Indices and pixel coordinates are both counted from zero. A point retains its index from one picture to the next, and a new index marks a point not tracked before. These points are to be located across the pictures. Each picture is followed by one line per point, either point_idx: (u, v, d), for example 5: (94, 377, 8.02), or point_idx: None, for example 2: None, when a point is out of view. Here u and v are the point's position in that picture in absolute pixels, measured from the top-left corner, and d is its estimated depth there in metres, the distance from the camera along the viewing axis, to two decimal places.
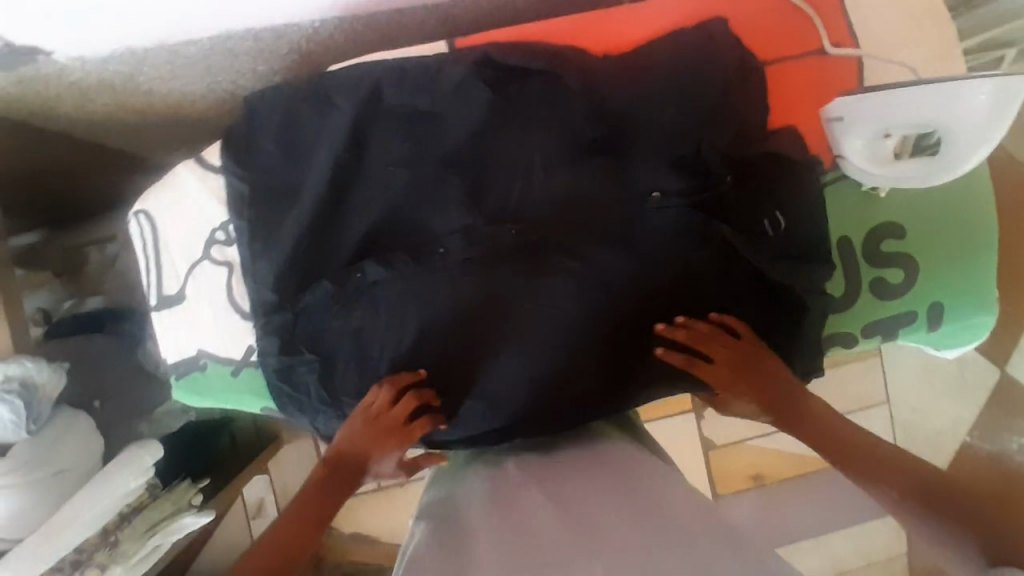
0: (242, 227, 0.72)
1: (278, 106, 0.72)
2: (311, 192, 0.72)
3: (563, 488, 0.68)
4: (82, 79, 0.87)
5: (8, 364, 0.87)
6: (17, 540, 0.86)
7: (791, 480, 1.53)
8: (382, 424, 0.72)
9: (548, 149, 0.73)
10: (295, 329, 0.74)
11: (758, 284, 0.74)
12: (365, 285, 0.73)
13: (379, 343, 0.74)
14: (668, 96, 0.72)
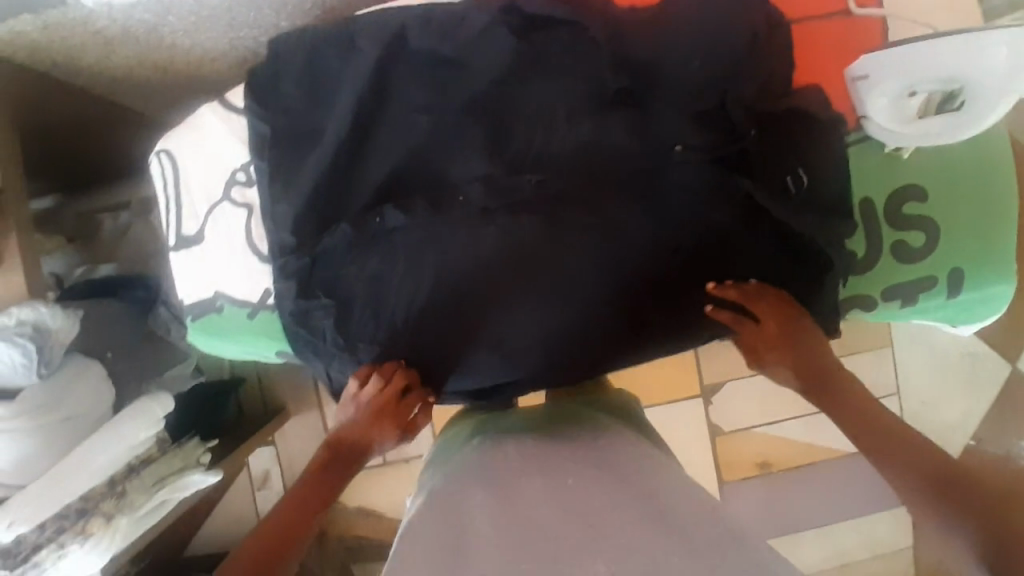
0: (263, 167, 0.73)
1: (302, 47, 0.73)
2: (332, 133, 0.72)
3: (562, 479, 0.66)
4: (107, 29, 0.89)
5: (22, 308, 0.87)
6: (22, 485, 0.86)
7: (798, 469, 1.52)
8: (373, 411, 0.74)
9: (571, 99, 0.73)
10: (315, 273, 0.74)
11: (778, 242, 0.74)
12: (387, 230, 0.74)
13: (397, 289, 0.74)
14: (693, 48, 0.72)
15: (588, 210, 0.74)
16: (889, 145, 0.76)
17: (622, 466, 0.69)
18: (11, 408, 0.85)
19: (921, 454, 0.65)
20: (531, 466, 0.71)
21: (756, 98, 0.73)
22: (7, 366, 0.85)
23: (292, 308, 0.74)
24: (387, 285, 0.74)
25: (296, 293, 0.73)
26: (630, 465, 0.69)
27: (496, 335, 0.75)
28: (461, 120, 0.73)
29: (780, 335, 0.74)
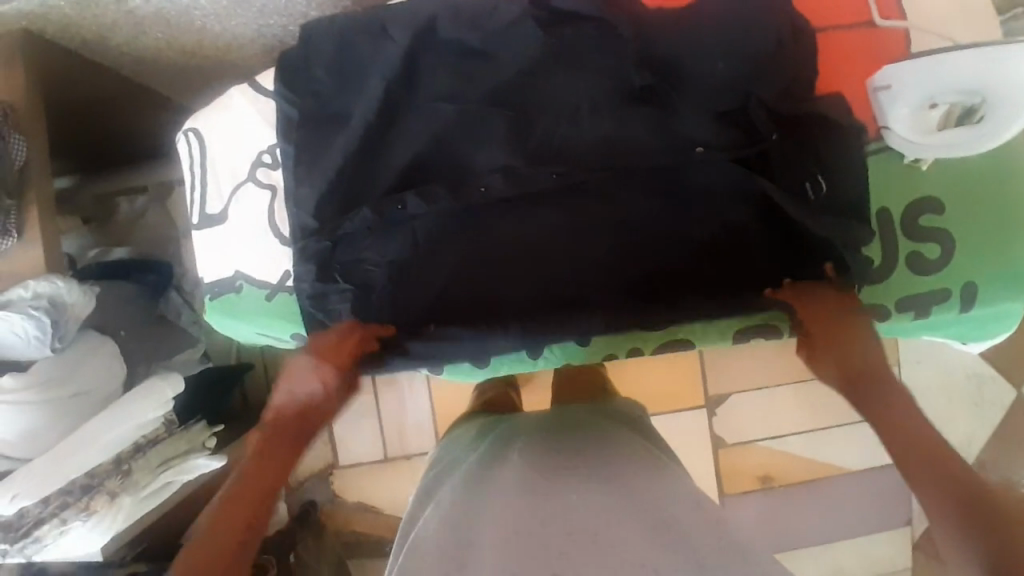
0: (288, 150, 0.74)
1: (333, 33, 0.74)
2: (359, 118, 0.73)
3: (563, 491, 0.64)
4: (140, 8, 0.90)
5: (39, 282, 0.87)
6: (28, 458, 0.87)
7: (800, 484, 1.52)
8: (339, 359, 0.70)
9: (598, 98, 0.75)
10: (337, 254, 0.75)
11: (784, 246, 0.77)
12: (411, 216, 0.76)
13: (420, 273, 0.78)
14: (718, 49, 0.73)
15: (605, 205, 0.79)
16: (909, 157, 0.75)
17: (626, 473, 0.69)
18: (19, 380, 0.86)
19: (952, 481, 0.57)
20: (540, 469, 0.70)
21: (780, 102, 0.73)
22: (22, 339, 0.86)
23: (308, 291, 0.74)
24: (409, 270, 0.78)
25: (314, 276, 0.73)
26: (641, 482, 0.67)
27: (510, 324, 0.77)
28: (489, 113, 0.75)
29: (836, 328, 0.69)
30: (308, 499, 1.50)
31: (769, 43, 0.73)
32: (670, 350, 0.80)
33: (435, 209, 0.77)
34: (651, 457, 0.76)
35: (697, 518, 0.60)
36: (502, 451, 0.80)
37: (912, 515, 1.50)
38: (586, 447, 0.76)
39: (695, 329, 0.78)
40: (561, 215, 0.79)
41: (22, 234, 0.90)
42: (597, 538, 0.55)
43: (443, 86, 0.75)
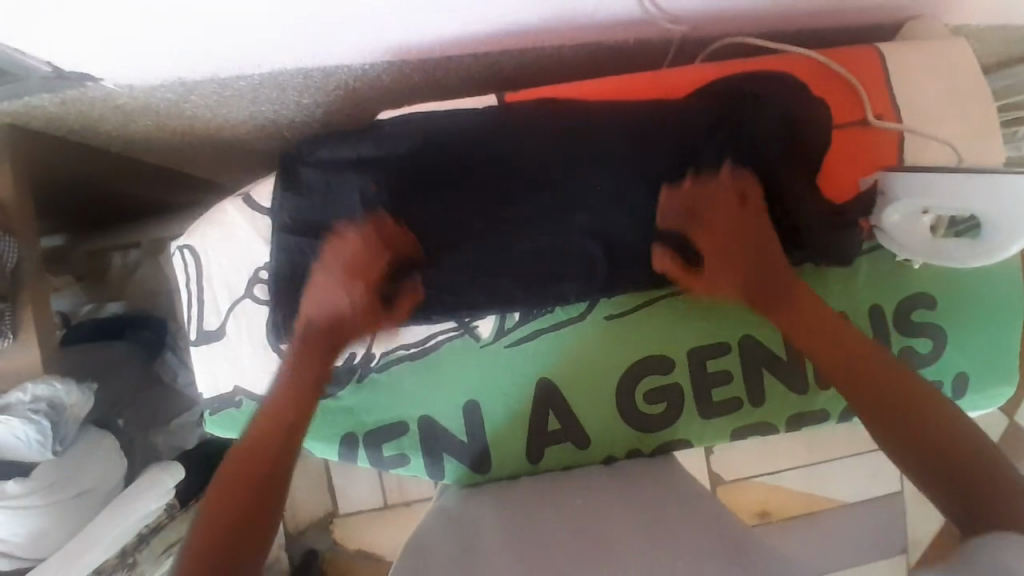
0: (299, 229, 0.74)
1: (324, 144, 0.75)
2: (383, 188, 0.73)
3: (568, 496, 0.73)
4: (129, 103, 0.88)
5: (36, 384, 0.86)
6: (40, 558, 0.87)
7: (799, 518, 1.52)
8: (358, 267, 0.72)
9: (623, 169, 0.74)
10: (304, 167, 0.75)
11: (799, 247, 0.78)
12: (417, 276, 0.75)
13: (401, 228, 0.74)
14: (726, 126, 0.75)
15: (615, 276, 0.76)
16: (899, 256, 0.79)
17: (640, 486, 0.73)
18: (24, 484, 0.85)
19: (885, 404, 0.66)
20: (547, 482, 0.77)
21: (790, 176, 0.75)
22: (22, 441, 0.84)
23: (285, 225, 0.74)
24: (373, 207, 0.73)
25: (296, 204, 0.74)
26: (652, 495, 0.71)
27: (508, 428, 0.79)
28: (507, 189, 0.74)
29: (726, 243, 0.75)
30: (309, 548, 1.49)
31: (761, 124, 0.74)
32: (667, 449, 0.81)
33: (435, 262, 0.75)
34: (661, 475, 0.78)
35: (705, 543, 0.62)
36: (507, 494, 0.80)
37: (909, 543, 1.52)
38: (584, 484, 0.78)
39: (693, 430, 0.80)
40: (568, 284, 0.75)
41: (18, 333, 0.88)
42: (607, 547, 0.60)
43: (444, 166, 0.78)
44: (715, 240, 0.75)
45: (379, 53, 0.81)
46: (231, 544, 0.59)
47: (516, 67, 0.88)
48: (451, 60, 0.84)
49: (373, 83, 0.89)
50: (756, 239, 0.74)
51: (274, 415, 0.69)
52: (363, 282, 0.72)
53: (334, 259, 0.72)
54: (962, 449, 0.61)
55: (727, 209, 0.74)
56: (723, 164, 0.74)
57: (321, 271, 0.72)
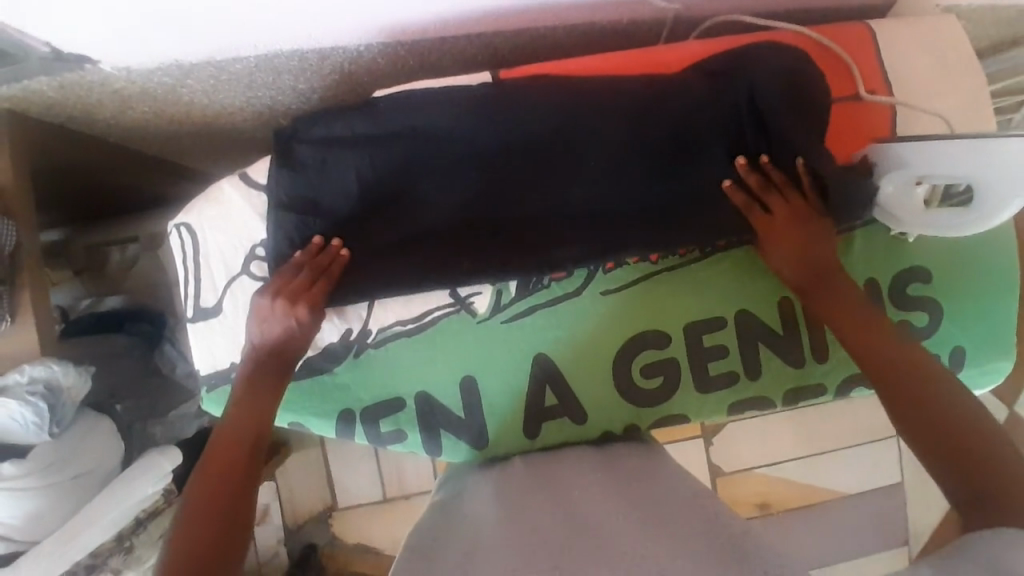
0: (294, 204, 0.74)
1: (322, 123, 0.75)
2: (380, 168, 0.73)
3: (563, 481, 0.72)
4: (127, 88, 0.88)
5: (33, 367, 0.83)
6: (36, 540, 0.86)
7: (799, 509, 1.51)
8: (293, 293, 0.73)
9: (620, 146, 0.74)
10: (298, 142, 0.74)
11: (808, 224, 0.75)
12: (415, 250, 0.75)
13: (398, 202, 0.74)
14: (725, 103, 0.75)
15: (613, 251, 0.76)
16: (894, 229, 0.79)
17: (634, 473, 0.73)
18: (21, 466, 0.85)
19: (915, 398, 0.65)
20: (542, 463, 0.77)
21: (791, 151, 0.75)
22: (18, 424, 0.84)
23: (282, 202, 0.74)
24: (371, 184, 0.74)
25: (292, 181, 0.74)
26: (642, 484, 0.70)
27: (506, 405, 0.79)
28: (504, 169, 0.74)
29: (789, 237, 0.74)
30: (308, 542, 1.48)
31: (751, 105, 0.75)
32: (664, 424, 0.82)
33: (432, 236, 0.75)
34: (656, 454, 0.78)
35: (696, 515, 0.62)
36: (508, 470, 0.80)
37: (910, 534, 1.51)
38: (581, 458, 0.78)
39: (690, 405, 0.81)
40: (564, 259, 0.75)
41: (15, 317, 0.88)
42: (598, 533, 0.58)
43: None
44: (774, 229, 0.75)
45: (374, 35, 0.81)
46: (209, 546, 0.62)
47: (510, 48, 0.89)
48: (446, 41, 0.85)
49: (368, 65, 0.90)
50: (811, 239, 0.74)
51: (245, 412, 0.70)
52: (290, 295, 0.73)
53: (274, 282, 0.73)
54: (976, 439, 0.61)
55: (800, 209, 0.74)
56: (796, 160, 0.75)
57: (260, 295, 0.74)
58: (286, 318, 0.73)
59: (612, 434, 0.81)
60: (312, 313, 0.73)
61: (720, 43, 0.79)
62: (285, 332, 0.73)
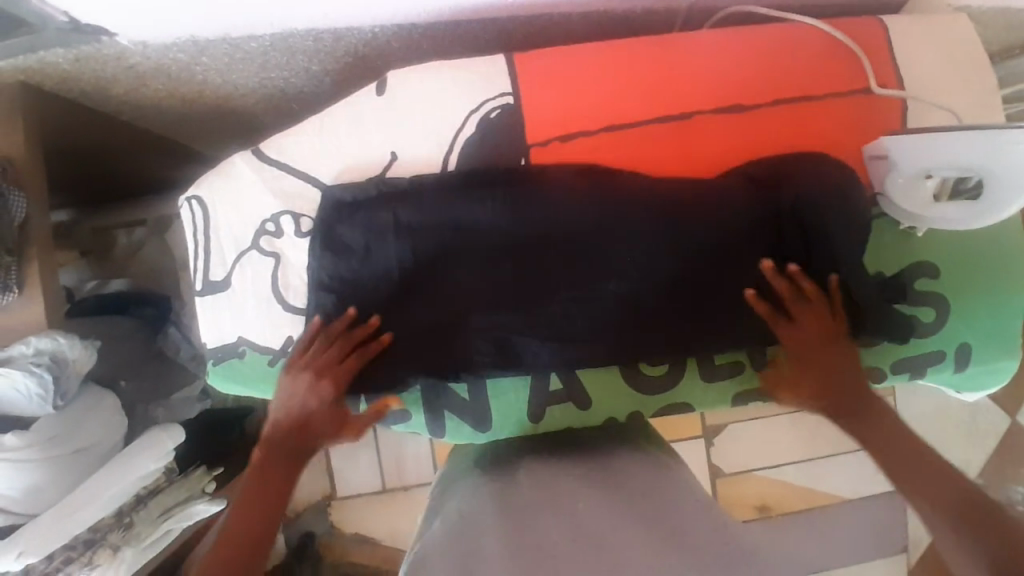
0: (327, 244, 0.76)
1: (363, 197, 0.77)
2: (418, 235, 0.76)
3: (557, 487, 0.71)
4: (141, 64, 0.89)
5: (40, 338, 0.86)
6: (33, 514, 0.85)
7: (800, 513, 1.50)
8: (323, 370, 0.74)
9: (657, 233, 0.76)
10: (337, 223, 0.76)
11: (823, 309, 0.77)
12: (436, 249, 0.76)
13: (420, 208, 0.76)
14: (762, 209, 0.77)
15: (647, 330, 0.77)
16: (902, 222, 0.80)
17: (634, 476, 0.72)
18: (23, 438, 0.84)
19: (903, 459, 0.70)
20: (543, 457, 0.78)
21: (820, 264, 0.78)
22: (22, 396, 0.84)
23: (322, 282, 0.76)
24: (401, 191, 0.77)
25: (335, 265, 0.76)
26: (641, 493, 0.68)
27: (511, 389, 0.80)
28: (527, 199, 0.76)
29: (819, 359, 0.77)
30: (306, 531, 1.46)
31: (787, 195, 0.77)
32: (668, 412, 0.83)
33: (444, 242, 0.76)
34: (658, 459, 0.78)
35: (698, 521, 0.62)
36: (511, 462, 0.79)
37: (909, 542, 1.50)
38: (586, 458, 0.77)
39: (694, 394, 0.82)
40: (572, 291, 0.76)
41: (23, 289, 0.89)
42: (602, 545, 0.57)
43: (453, 130, 0.80)
44: (799, 345, 0.77)
45: (389, 17, 0.82)
46: None
47: (523, 33, 0.89)
48: (460, 25, 0.86)
49: (381, 47, 0.91)
50: (836, 358, 0.77)
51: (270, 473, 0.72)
52: (330, 383, 0.74)
53: (307, 362, 0.74)
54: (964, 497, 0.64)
55: (817, 322, 0.76)
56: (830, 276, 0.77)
57: (290, 372, 0.74)
58: (313, 395, 0.74)
59: (614, 420, 0.83)
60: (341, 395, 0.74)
61: (733, 42, 0.81)
62: (313, 409, 0.74)
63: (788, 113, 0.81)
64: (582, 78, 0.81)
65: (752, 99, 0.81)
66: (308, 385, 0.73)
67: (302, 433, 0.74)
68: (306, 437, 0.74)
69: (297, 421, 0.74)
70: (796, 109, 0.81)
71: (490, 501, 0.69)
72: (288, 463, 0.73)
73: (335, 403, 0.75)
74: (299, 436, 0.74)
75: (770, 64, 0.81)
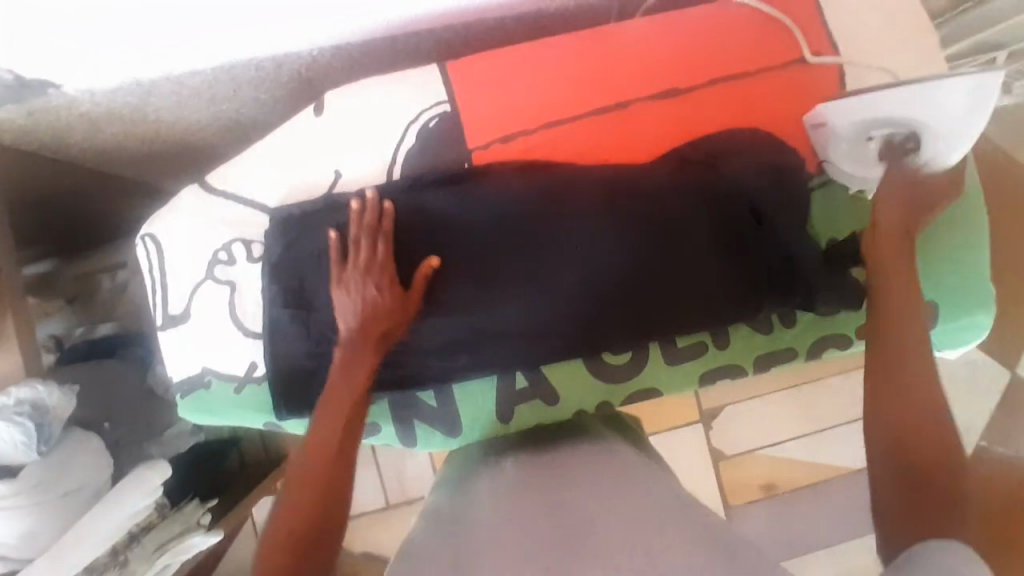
0: (280, 265, 0.77)
1: (306, 217, 0.78)
2: None
3: (556, 471, 0.71)
4: (93, 110, 0.90)
5: (19, 387, 0.85)
6: (30, 560, 0.84)
7: (817, 487, 1.34)
8: (365, 264, 0.74)
9: (604, 222, 0.78)
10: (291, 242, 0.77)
11: (771, 283, 0.79)
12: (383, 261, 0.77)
13: None
14: (700, 189, 0.78)
15: (598, 322, 0.78)
16: (851, 187, 0.81)
17: (606, 460, 0.72)
18: (11, 486, 0.83)
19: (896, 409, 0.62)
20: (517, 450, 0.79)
21: (767, 240, 0.78)
22: (8, 445, 0.83)
23: (278, 301, 0.77)
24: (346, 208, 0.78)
25: (286, 284, 0.77)
26: (635, 474, 0.69)
27: (478, 393, 0.81)
28: (478, 204, 0.78)
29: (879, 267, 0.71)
30: None
31: (726, 173, 0.78)
32: (637, 399, 0.83)
33: (397, 244, 0.77)
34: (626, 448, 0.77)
35: (679, 509, 0.61)
36: (485, 457, 0.80)
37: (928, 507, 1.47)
38: (551, 450, 0.77)
39: (660, 378, 0.82)
40: (523, 287, 0.77)
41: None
42: (582, 537, 0.56)
43: (396, 139, 0.80)
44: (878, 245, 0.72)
45: (324, 40, 0.84)
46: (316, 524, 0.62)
47: (462, 36, 0.91)
48: (396, 38, 0.88)
49: (323, 69, 0.93)
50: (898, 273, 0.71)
51: (338, 400, 0.69)
52: (389, 270, 0.74)
53: (351, 269, 0.74)
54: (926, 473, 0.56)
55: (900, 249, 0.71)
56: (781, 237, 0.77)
57: (339, 287, 0.74)
58: (353, 290, 0.73)
59: (584, 412, 0.83)
60: (370, 279, 0.73)
61: (662, 26, 0.82)
62: (344, 303, 0.73)
63: (727, 89, 0.81)
64: (517, 75, 0.81)
65: (689, 79, 0.81)
66: (352, 279, 0.73)
67: (367, 331, 0.73)
68: (368, 341, 0.73)
69: (362, 323, 0.73)
70: (733, 84, 0.81)
71: (478, 505, 0.69)
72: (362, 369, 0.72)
73: (366, 287, 0.73)
74: (368, 335, 0.73)
75: (703, 43, 0.82)
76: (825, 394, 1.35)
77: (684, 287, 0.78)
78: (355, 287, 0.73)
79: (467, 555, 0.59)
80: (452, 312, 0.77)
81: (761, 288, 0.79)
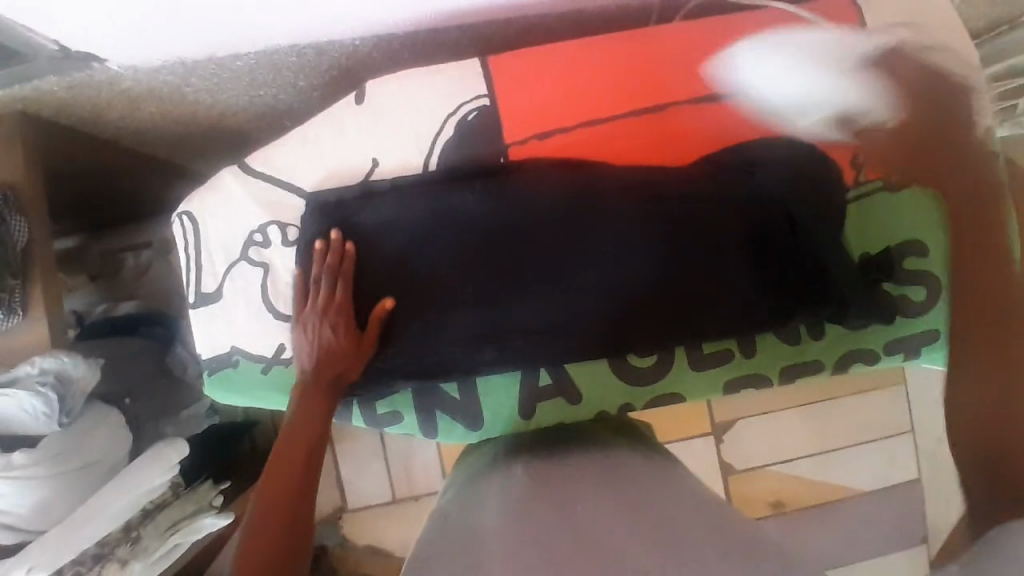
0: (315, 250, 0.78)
1: (346, 202, 0.78)
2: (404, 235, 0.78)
3: (570, 472, 0.71)
4: (133, 87, 0.92)
5: (45, 357, 0.87)
6: (41, 531, 0.84)
7: (828, 506, 1.33)
8: (323, 306, 0.76)
9: (635, 226, 0.78)
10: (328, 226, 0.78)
11: (797, 299, 0.79)
12: (416, 250, 0.78)
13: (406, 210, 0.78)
14: (721, 205, 0.78)
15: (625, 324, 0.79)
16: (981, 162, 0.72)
17: (620, 467, 0.72)
18: (30, 456, 0.83)
19: None
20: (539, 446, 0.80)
21: (795, 255, 0.78)
22: (29, 415, 0.84)
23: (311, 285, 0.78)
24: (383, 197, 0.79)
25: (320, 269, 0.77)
26: (646, 481, 0.68)
27: (502, 388, 0.82)
28: (512, 198, 0.78)
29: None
30: (319, 544, 1.36)
31: (761, 184, 0.78)
32: (662, 402, 0.84)
33: (431, 235, 0.78)
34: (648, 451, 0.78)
35: (701, 514, 0.60)
36: (504, 454, 0.80)
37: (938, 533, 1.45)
38: (570, 450, 0.77)
39: (686, 383, 0.83)
40: (553, 284, 0.78)
41: (28, 312, 0.90)
42: (601, 542, 0.55)
43: (433, 131, 0.81)
44: None
45: (367, 29, 0.85)
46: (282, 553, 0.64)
47: (502, 33, 0.92)
48: (437, 31, 0.89)
49: (362, 59, 0.94)
50: None
51: (296, 439, 0.73)
52: (345, 313, 0.76)
53: (311, 309, 0.77)
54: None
55: None
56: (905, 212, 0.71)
57: (298, 326, 0.77)
58: (313, 329, 0.76)
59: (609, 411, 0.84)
60: (329, 319, 0.76)
61: (705, 32, 0.82)
62: (304, 343, 0.77)
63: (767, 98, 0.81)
64: (558, 74, 0.82)
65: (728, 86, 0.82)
66: (312, 318, 0.76)
67: (324, 370, 0.76)
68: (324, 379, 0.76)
69: (319, 363, 0.76)
70: None
71: (495, 502, 0.68)
72: (318, 408, 0.76)
73: (325, 328, 0.76)
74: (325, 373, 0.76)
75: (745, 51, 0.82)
76: (842, 412, 1.33)
77: (711, 299, 0.78)
78: (313, 327, 0.76)
79: (486, 549, 0.58)
80: (480, 305, 0.78)
81: (788, 302, 0.79)
